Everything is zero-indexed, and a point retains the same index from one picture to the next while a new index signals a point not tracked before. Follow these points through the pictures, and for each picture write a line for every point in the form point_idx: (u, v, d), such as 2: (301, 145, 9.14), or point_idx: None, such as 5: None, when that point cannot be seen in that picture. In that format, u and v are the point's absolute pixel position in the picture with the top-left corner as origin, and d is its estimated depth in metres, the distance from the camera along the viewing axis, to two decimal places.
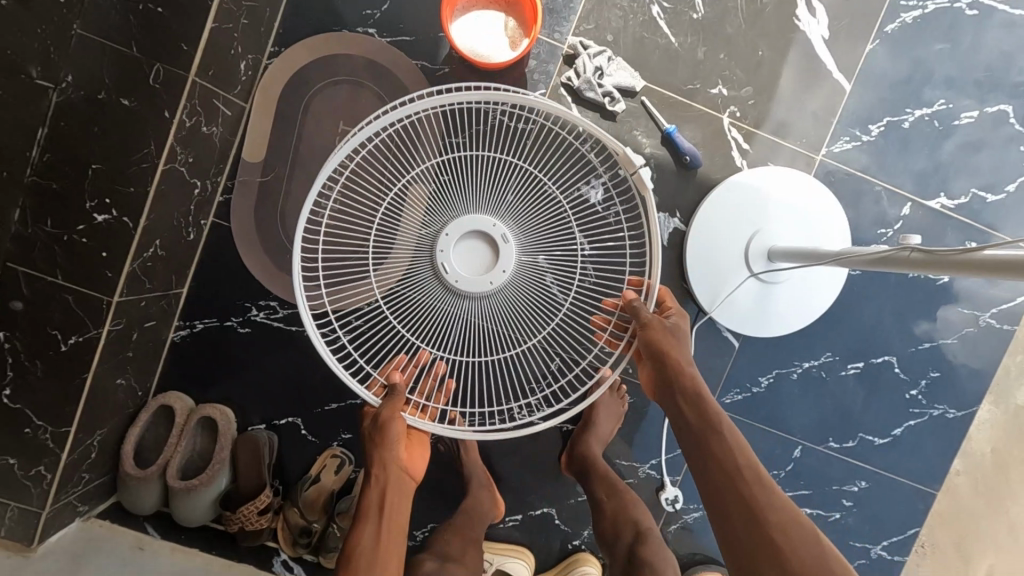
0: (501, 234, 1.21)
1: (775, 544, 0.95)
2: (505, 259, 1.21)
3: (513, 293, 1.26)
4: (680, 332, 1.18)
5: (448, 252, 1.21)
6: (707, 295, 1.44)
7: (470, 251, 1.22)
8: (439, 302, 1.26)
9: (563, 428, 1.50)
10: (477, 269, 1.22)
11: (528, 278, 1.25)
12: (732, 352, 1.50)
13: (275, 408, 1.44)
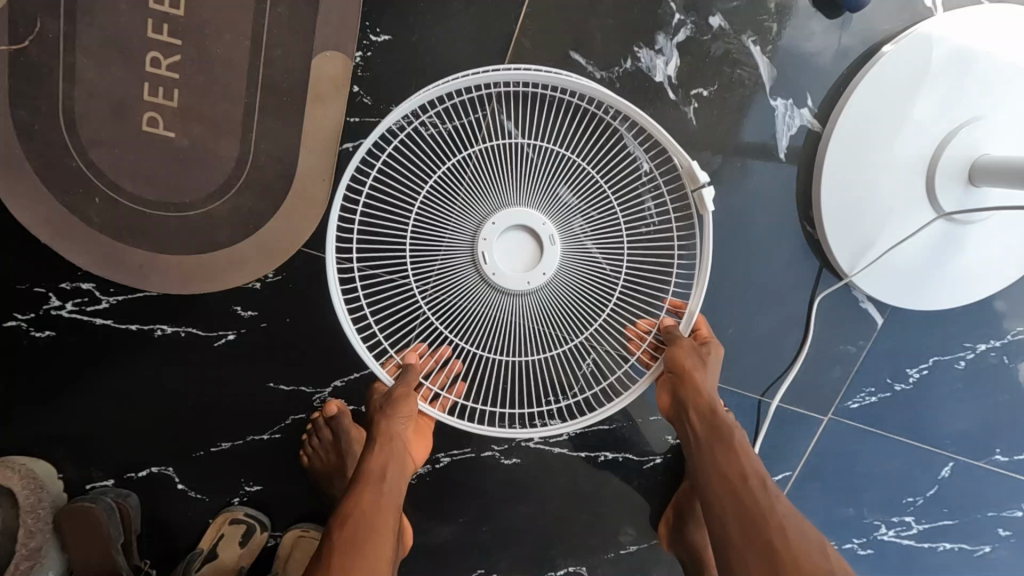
0: (552, 234, 0.74)
1: None
2: (554, 261, 0.74)
3: (563, 302, 0.78)
4: (710, 358, 0.76)
5: (491, 246, 0.74)
6: (848, 251, 0.86)
7: (516, 252, 0.74)
8: (480, 308, 0.77)
9: (598, 457, 0.96)
10: (524, 268, 0.74)
11: (584, 299, 0.77)
12: (873, 335, 0.94)
13: (127, 452, 0.87)
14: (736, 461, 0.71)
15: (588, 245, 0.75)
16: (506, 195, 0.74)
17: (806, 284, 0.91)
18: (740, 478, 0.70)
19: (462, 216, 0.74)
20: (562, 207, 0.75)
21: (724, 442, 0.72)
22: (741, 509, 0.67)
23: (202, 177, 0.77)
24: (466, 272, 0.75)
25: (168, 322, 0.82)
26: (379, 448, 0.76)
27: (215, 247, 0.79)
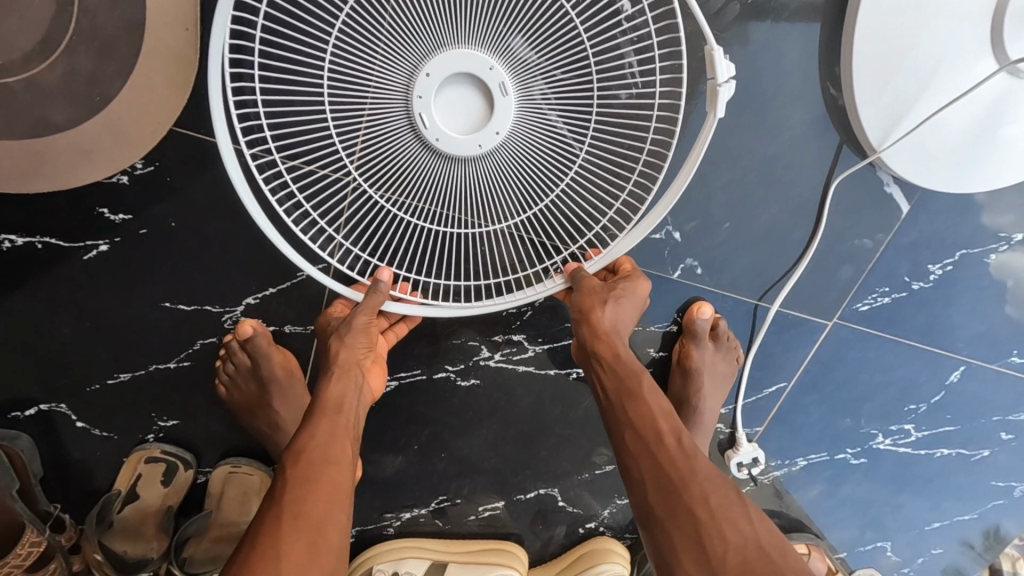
0: (504, 80, 0.55)
1: None
2: (510, 119, 0.57)
3: (520, 171, 0.60)
4: (612, 293, 0.67)
5: (428, 105, 0.55)
6: (877, 121, 0.68)
7: (461, 110, 0.57)
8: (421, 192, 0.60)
9: (570, 373, 0.86)
10: (471, 131, 0.57)
11: (548, 170, 0.60)
12: (895, 227, 0.79)
13: (4, 385, 0.74)
14: (641, 412, 0.62)
15: (550, 102, 0.57)
16: (442, 30, 0.54)
17: (822, 164, 0.75)
18: (646, 427, 0.61)
19: (391, 63, 0.55)
20: (519, 47, 0.55)
21: (630, 389, 0.63)
22: (647, 466, 0.59)
23: (12, 30, 0.57)
24: (403, 139, 0.58)
25: (19, 233, 0.68)
26: (338, 376, 0.63)
27: (54, 132, 0.60)
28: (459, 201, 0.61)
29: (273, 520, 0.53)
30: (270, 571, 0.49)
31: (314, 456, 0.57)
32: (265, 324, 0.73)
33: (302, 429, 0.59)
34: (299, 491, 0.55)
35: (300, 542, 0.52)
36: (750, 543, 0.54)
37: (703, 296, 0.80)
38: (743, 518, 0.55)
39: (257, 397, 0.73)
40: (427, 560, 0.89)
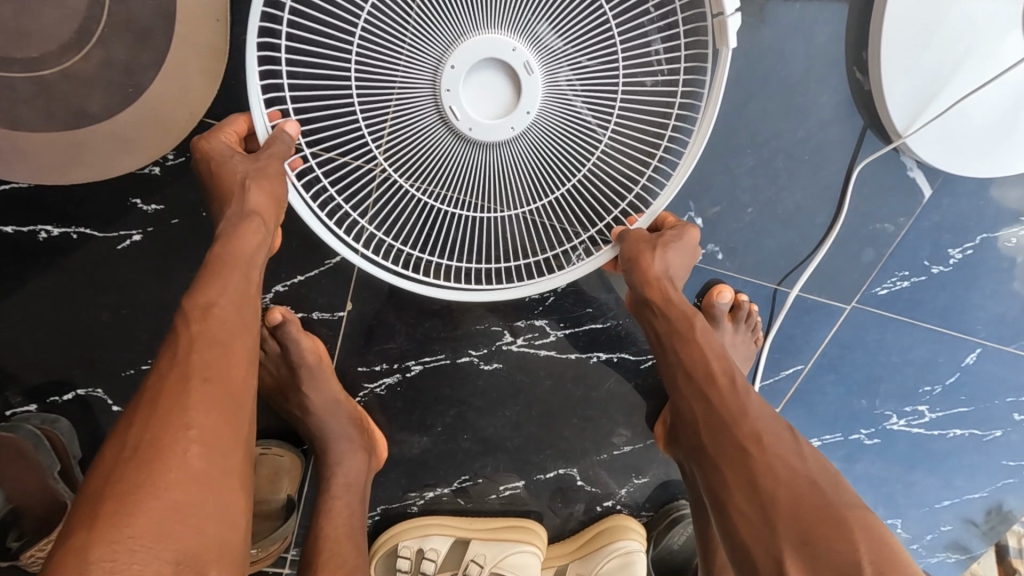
0: (529, 59, 0.56)
1: (796, 545, 0.49)
2: (539, 99, 0.57)
3: (550, 153, 0.60)
4: (667, 238, 0.68)
5: (457, 96, 0.56)
6: (904, 105, 0.68)
7: (488, 92, 0.57)
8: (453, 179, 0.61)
9: (590, 357, 0.87)
10: (500, 115, 0.58)
11: (577, 151, 0.60)
12: (917, 211, 0.79)
13: (42, 370, 0.75)
14: (696, 359, 0.62)
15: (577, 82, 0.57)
16: (463, 20, 0.55)
17: (847, 148, 0.75)
18: (701, 373, 0.61)
19: (417, 48, 0.55)
20: (545, 26, 0.55)
21: (684, 337, 0.64)
22: (702, 412, 0.60)
23: (49, 20, 0.57)
24: (432, 125, 0.58)
25: (54, 222, 0.70)
26: (246, 223, 0.56)
27: (88, 122, 0.61)
28: (489, 186, 0.62)
29: (172, 380, 0.47)
30: (175, 436, 0.44)
31: (216, 317, 0.51)
32: (294, 311, 0.79)
33: (200, 287, 0.52)
34: (203, 352, 0.49)
35: (209, 409, 0.46)
36: (805, 481, 0.52)
37: (723, 280, 0.81)
38: (799, 460, 0.54)
39: (288, 377, 0.77)
40: (450, 537, 0.92)
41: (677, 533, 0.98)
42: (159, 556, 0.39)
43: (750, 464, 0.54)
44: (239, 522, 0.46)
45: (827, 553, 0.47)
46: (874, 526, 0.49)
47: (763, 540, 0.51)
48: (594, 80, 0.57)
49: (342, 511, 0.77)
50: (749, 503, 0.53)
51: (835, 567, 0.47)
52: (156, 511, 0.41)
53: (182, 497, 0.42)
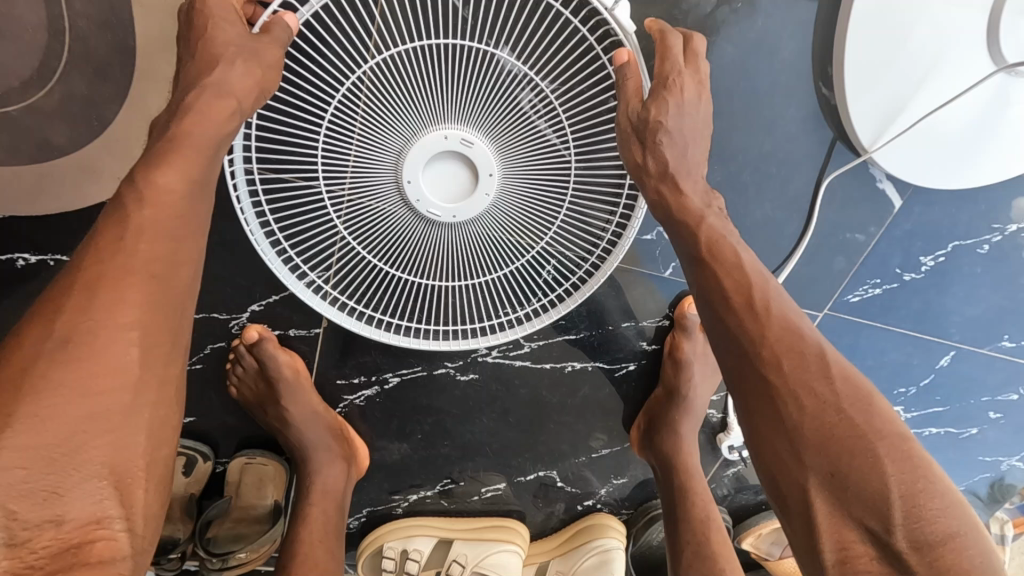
0: (464, 135, 0.56)
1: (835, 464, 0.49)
2: (495, 170, 0.58)
3: (520, 214, 0.62)
4: (666, 180, 0.59)
5: (419, 187, 0.58)
6: (868, 122, 0.68)
7: (442, 170, 0.58)
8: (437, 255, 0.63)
9: (565, 367, 0.89)
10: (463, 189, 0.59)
11: (546, 212, 0.62)
12: (887, 221, 0.79)
13: None
14: (715, 275, 0.56)
15: (535, 143, 0.58)
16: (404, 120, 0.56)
17: (815, 162, 0.75)
18: (719, 292, 0.56)
19: (366, 138, 0.56)
20: (483, 101, 0.56)
21: (705, 248, 0.57)
22: (715, 318, 0.56)
23: (12, 58, 0.59)
24: (394, 209, 0.60)
25: (31, 251, 0.68)
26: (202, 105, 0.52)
27: (55, 154, 0.63)
28: (465, 258, 0.64)
29: (115, 270, 0.46)
30: (113, 333, 0.45)
31: (168, 209, 0.50)
32: (271, 328, 0.80)
33: (156, 169, 0.49)
34: (147, 243, 0.48)
35: (152, 309, 0.47)
36: (836, 411, 0.50)
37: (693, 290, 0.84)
38: (834, 381, 0.51)
39: (266, 394, 0.79)
40: (433, 537, 0.95)
41: (656, 530, 1.00)
42: (84, 462, 0.42)
43: (775, 384, 0.52)
44: (172, 427, 0.49)
45: (858, 488, 0.48)
46: (924, 507, 0.47)
47: (791, 477, 0.50)
48: (546, 146, 0.58)
49: (318, 518, 0.78)
50: (780, 429, 0.51)
51: (864, 501, 0.48)
52: (78, 414, 0.43)
53: (110, 406, 0.44)
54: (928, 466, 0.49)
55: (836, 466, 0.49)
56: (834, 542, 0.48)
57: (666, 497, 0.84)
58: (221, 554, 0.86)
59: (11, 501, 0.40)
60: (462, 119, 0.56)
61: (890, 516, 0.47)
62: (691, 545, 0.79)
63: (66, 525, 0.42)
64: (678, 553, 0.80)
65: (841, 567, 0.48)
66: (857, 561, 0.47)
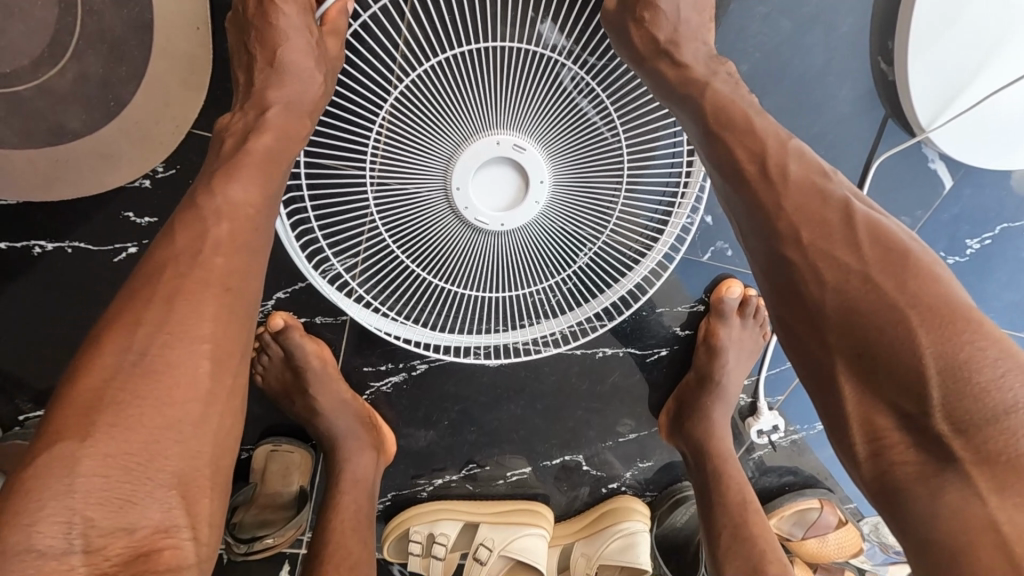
0: (516, 140, 0.58)
1: (883, 369, 0.44)
2: (547, 168, 0.59)
3: (568, 218, 0.63)
4: (721, 133, 0.54)
5: (468, 197, 0.59)
6: (927, 102, 0.65)
7: (493, 176, 0.60)
8: (486, 262, 0.65)
9: (595, 352, 0.87)
10: (511, 195, 0.60)
11: (593, 216, 0.64)
12: (936, 202, 0.75)
13: (48, 378, 0.76)
14: (780, 204, 0.50)
15: (583, 148, 0.60)
16: (456, 132, 0.57)
17: (864, 141, 0.71)
18: (785, 223, 0.49)
19: (419, 152, 0.58)
20: (531, 109, 0.57)
21: (767, 178, 0.51)
22: (771, 249, 0.50)
23: (21, 37, 0.55)
24: (443, 217, 0.61)
25: (48, 238, 0.69)
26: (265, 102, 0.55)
27: (71, 138, 0.59)
28: (512, 265, 0.66)
29: (191, 285, 0.47)
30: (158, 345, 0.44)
31: (241, 221, 0.50)
32: (296, 316, 0.79)
33: (229, 183, 0.50)
34: (183, 253, 0.47)
35: (223, 322, 0.47)
36: (908, 350, 0.43)
37: (727, 273, 0.82)
38: (905, 308, 0.44)
39: (293, 382, 0.78)
40: (459, 521, 0.93)
41: (680, 513, 0.99)
42: (159, 471, 0.42)
43: (831, 312, 0.46)
44: None
45: (889, 371, 0.44)
46: (981, 415, 0.40)
47: (827, 385, 0.47)
48: (591, 151, 0.60)
49: (350, 507, 0.78)
50: (823, 347, 0.47)
51: (893, 381, 0.43)
52: (149, 429, 0.42)
53: (186, 418, 0.44)
54: (1007, 373, 0.41)
55: (897, 393, 0.43)
56: (867, 437, 0.45)
57: (700, 484, 0.81)
58: (247, 540, 0.83)
59: (91, 508, 0.40)
60: (512, 127, 0.58)
61: (925, 397, 0.42)
62: (730, 527, 0.77)
63: (137, 532, 0.41)
64: (716, 539, 0.77)
65: (874, 460, 0.45)
66: (902, 477, 0.43)
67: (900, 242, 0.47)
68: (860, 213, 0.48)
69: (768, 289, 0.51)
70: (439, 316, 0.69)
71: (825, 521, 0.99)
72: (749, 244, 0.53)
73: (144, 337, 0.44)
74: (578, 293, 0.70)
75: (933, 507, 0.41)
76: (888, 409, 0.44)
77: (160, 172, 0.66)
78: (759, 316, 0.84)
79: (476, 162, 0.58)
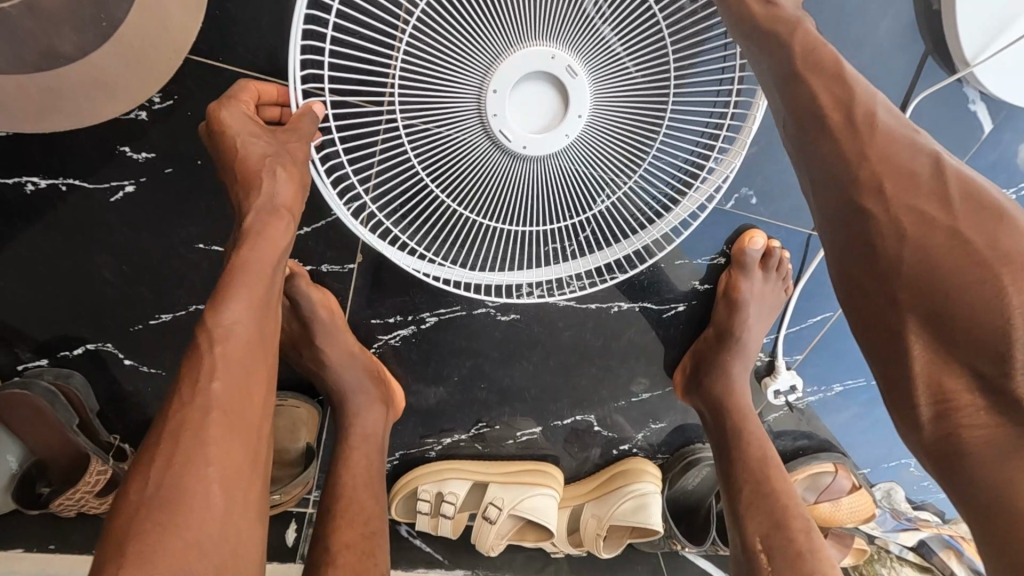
0: (562, 58, 0.53)
1: (961, 330, 0.40)
2: (588, 98, 0.55)
3: (602, 149, 0.58)
4: (807, 79, 0.49)
5: (502, 116, 0.54)
6: (972, 33, 0.61)
7: (527, 93, 0.55)
8: (511, 191, 0.60)
9: (610, 308, 0.85)
10: (544, 118, 0.56)
11: (630, 149, 0.59)
12: (974, 148, 0.71)
13: (49, 325, 0.74)
14: (865, 155, 0.46)
15: (630, 72, 0.54)
16: (496, 40, 0.52)
17: (902, 82, 0.67)
18: (867, 173, 0.45)
19: (450, 61, 0.52)
20: (577, 18, 0.52)
21: (854, 129, 0.46)
22: (848, 199, 0.46)
23: None
24: (473, 138, 0.56)
25: (41, 173, 0.66)
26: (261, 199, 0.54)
27: (65, 65, 0.54)
28: (538, 197, 0.61)
29: (194, 415, 0.47)
30: (186, 466, 0.45)
31: (237, 346, 0.51)
32: (302, 264, 0.77)
33: (223, 305, 0.50)
34: (192, 377, 0.49)
35: (236, 436, 0.49)
36: (993, 301, 0.39)
37: (750, 227, 0.79)
38: (996, 265, 0.40)
39: (299, 334, 0.76)
40: (468, 480, 0.92)
41: (692, 476, 0.96)
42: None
43: (907, 268, 0.43)
44: (240, 472, 0.48)
45: (970, 331, 0.40)
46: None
47: (892, 342, 0.43)
48: (627, 71, 0.54)
49: (361, 462, 0.76)
50: (892, 305, 0.43)
51: (973, 340, 0.40)
52: (171, 547, 0.42)
53: (202, 531, 0.44)
54: None
55: (974, 353, 0.40)
56: (931, 397, 0.42)
57: (719, 443, 0.79)
58: None
59: None
60: (553, 37, 0.53)
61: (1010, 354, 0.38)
62: (750, 483, 0.74)
63: None
64: (738, 494, 0.74)
65: (937, 422, 0.42)
66: (969, 445, 0.41)
67: (995, 202, 0.43)
68: (952, 170, 0.44)
69: (835, 240, 0.47)
70: (455, 252, 0.65)
71: (839, 485, 0.98)
72: (818, 196, 0.48)
73: (156, 464, 0.45)
74: (604, 237, 0.65)
75: (1000, 473, 0.39)
76: (957, 363, 0.41)
77: (159, 103, 0.64)
78: (784, 271, 0.81)
79: (510, 75, 0.53)
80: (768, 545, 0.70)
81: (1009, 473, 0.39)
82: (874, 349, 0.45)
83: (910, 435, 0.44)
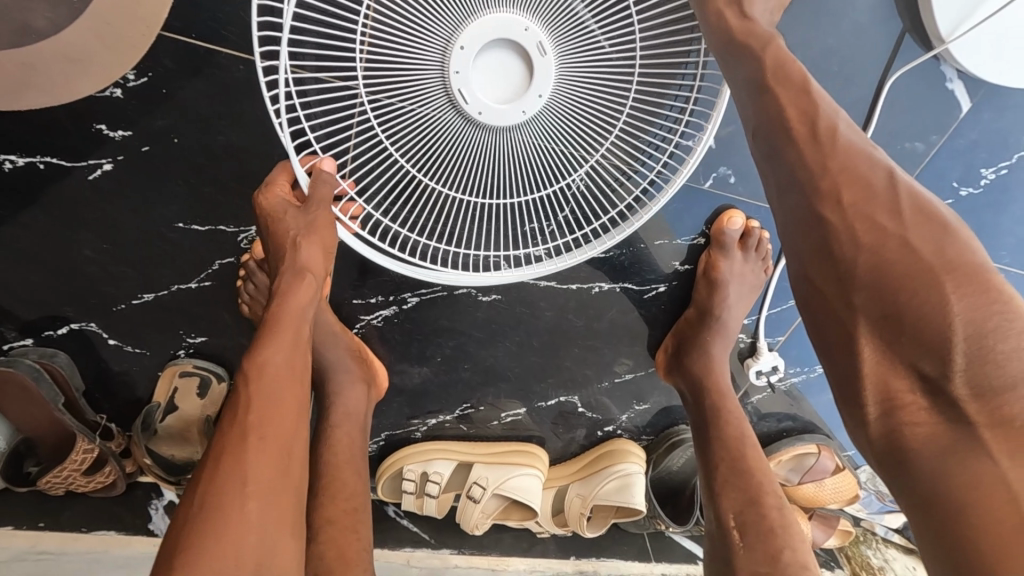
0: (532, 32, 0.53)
1: (905, 326, 0.41)
2: (551, 77, 0.55)
3: (561, 125, 0.58)
4: (773, 88, 0.50)
5: (464, 77, 0.54)
6: (947, 7, 0.61)
7: (494, 61, 0.55)
8: (467, 160, 0.59)
9: (591, 288, 0.85)
10: (507, 87, 0.56)
11: (590, 130, 0.59)
12: (952, 126, 0.71)
13: (34, 305, 0.74)
14: (826, 165, 0.46)
15: (600, 50, 0.54)
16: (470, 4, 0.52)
17: (880, 58, 0.67)
18: (828, 182, 0.46)
19: (417, 20, 0.52)
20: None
21: (817, 139, 0.47)
22: (807, 204, 0.47)
23: None
24: (434, 102, 0.56)
25: (18, 152, 0.67)
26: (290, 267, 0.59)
27: (34, 39, 0.58)
28: (496, 168, 0.60)
29: (232, 440, 0.50)
30: (230, 487, 0.48)
31: (272, 378, 0.53)
32: None
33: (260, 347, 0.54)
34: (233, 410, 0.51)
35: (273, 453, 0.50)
36: (933, 306, 0.40)
37: (729, 206, 0.79)
38: (941, 274, 0.41)
39: None
40: (453, 461, 0.92)
41: (676, 457, 0.97)
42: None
43: (862, 272, 0.43)
44: (279, 486, 0.50)
45: (913, 328, 0.41)
46: (1004, 380, 0.38)
47: (847, 341, 0.44)
48: (597, 49, 0.54)
49: (343, 441, 0.76)
50: (846, 305, 0.44)
51: (917, 341, 0.41)
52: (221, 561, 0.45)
53: (247, 542, 0.46)
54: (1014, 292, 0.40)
55: (915, 349, 0.41)
56: (878, 396, 0.43)
57: (699, 422, 0.80)
58: None
59: None
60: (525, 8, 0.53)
61: (949, 354, 0.39)
62: (728, 461, 0.75)
63: None
64: (714, 472, 0.75)
65: (883, 420, 0.43)
66: (910, 437, 0.41)
67: (943, 216, 0.44)
68: (905, 183, 0.45)
69: (798, 239, 0.47)
70: (407, 218, 0.64)
71: (822, 466, 0.98)
72: (781, 202, 0.49)
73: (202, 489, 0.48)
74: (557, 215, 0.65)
75: (944, 467, 0.39)
76: (900, 355, 0.42)
77: (132, 80, 0.64)
78: (762, 249, 0.81)
79: (476, 40, 0.53)
80: (741, 522, 0.71)
81: (958, 468, 0.39)
82: (827, 348, 0.46)
83: (857, 431, 0.45)
